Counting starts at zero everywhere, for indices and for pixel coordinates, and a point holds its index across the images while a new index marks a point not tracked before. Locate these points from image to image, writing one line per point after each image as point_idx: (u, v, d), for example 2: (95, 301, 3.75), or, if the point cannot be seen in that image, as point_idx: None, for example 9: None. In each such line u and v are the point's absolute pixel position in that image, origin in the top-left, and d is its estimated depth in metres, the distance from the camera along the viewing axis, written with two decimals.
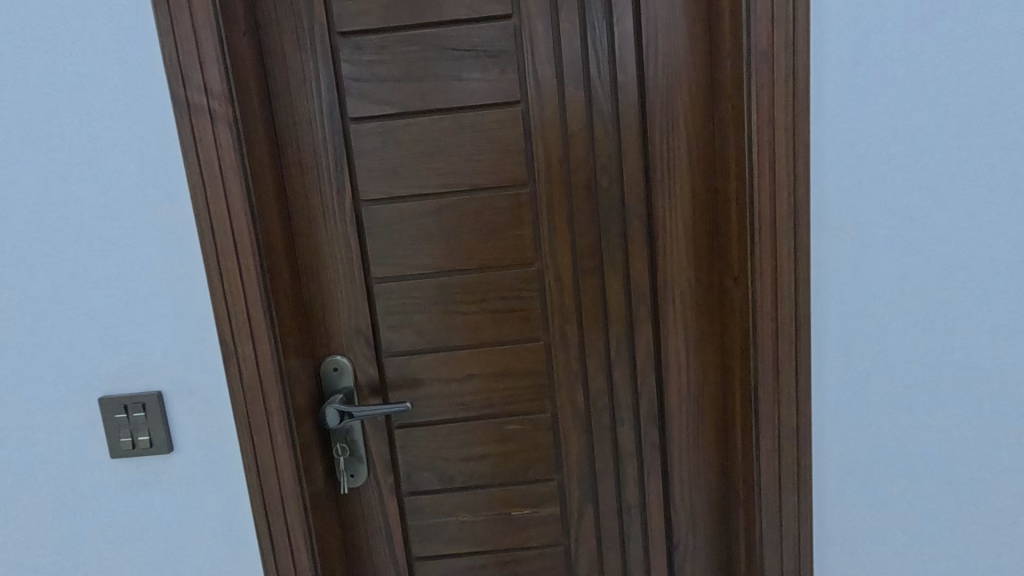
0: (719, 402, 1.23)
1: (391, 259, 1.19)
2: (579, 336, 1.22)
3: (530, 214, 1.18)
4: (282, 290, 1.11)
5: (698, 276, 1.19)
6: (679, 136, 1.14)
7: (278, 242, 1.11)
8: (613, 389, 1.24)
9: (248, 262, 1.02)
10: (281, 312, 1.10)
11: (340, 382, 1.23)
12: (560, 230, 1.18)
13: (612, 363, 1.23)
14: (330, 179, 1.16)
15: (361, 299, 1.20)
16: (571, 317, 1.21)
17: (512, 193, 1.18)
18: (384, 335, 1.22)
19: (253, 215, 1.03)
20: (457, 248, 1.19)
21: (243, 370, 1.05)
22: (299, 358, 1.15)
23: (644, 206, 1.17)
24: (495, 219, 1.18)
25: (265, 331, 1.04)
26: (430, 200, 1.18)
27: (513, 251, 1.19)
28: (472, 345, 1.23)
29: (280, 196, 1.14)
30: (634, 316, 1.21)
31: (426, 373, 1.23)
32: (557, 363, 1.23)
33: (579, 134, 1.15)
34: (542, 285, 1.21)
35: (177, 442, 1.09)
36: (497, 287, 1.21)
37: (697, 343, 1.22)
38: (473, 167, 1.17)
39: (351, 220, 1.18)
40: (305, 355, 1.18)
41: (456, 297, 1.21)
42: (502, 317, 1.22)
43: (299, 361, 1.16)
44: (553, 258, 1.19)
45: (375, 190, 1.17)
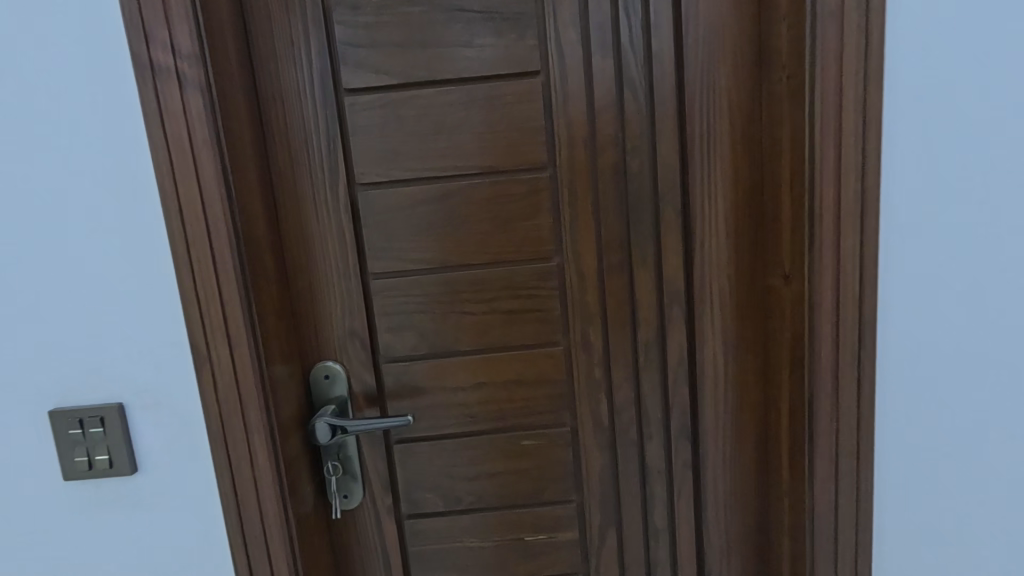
0: (759, 416, 1.10)
1: (391, 252, 1.05)
2: (604, 341, 1.08)
3: (549, 202, 1.04)
4: (266, 287, 0.96)
5: (740, 274, 1.05)
6: (721, 114, 1.00)
7: (261, 232, 0.96)
8: (640, 400, 1.10)
9: (224, 254, 0.87)
10: (265, 312, 0.95)
11: (333, 391, 1.08)
12: (584, 220, 1.04)
13: (640, 372, 1.09)
14: (322, 159, 1.01)
15: (356, 297, 1.06)
16: (595, 319, 1.07)
17: (529, 177, 1.03)
18: (383, 338, 1.07)
19: (231, 198, 0.88)
20: (465, 240, 1.05)
21: (218, 380, 0.90)
22: (286, 365, 1.01)
23: (680, 193, 1.03)
24: (509, 207, 1.04)
25: (244, 334, 0.90)
26: (435, 184, 1.03)
27: (530, 244, 1.05)
28: (481, 350, 1.08)
29: (264, 179, 0.99)
30: (666, 319, 1.07)
31: (429, 382, 1.09)
32: (578, 371, 1.09)
33: (607, 110, 1.01)
34: (563, 282, 1.06)
35: (142, 462, 0.94)
36: (511, 284, 1.06)
37: (737, 349, 1.08)
38: (485, 147, 1.02)
39: (345, 207, 1.03)
40: (293, 361, 1.04)
41: (464, 296, 1.06)
42: (517, 318, 1.07)
43: (285, 368, 1.01)
44: (576, 253, 1.05)
45: (373, 173, 1.03)
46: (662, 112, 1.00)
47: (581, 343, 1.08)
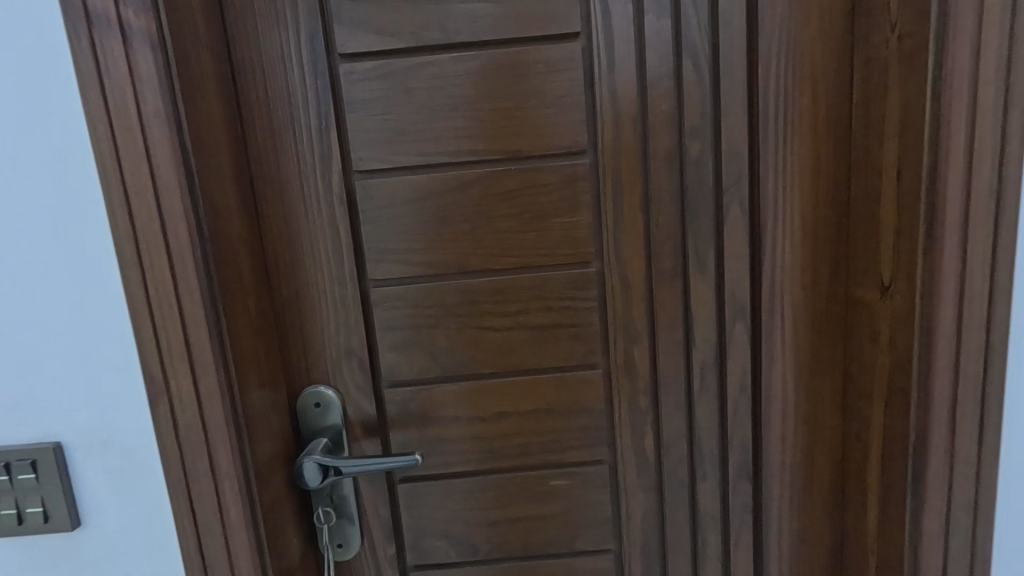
0: (834, 453, 0.92)
1: (396, 254, 0.86)
2: (651, 362, 0.90)
3: (590, 195, 0.85)
4: (242, 298, 0.78)
5: (817, 284, 0.87)
6: (802, 89, 0.81)
7: (236, 230, 0.78)
8: (692, 433, 0.92)
9: (185, 258, 0.69)
10: (240, 330, 0.77)
11: (326, 421, 0.90)
12: (630, 217, 0.86)
13: (693, 399, 0.91)
14: (311, 142, 0.83)
15: (353, 310, 0.87)
16: (641, 337, 0.89)
17: (565, 165, 0.84)
18: (385, 359, 0.89)
19: (194, 187, 0.69)
20: (485, 241, 0.86)
21: (179, 416, 0.72)
22: (267, 392, 0.83)
23: (748, 186, 0.84)
24: (540, 201, 0.85)
25: (212, 360, 0.71)
26: (450, 173, 0.85)
27: (565, 247, 0.86)
28: (504, 373, 0.90)
29: (239, 165, 0.80)
30: (726, 337, 0.89)
31: (441, 410, 0.91)
32: (619, 399, 0.91)
33: (662, 83, 0.82)
34: (603, 292, 0.88)
35: (88, 514, 0.76)
36: (541, 295, 0.88)
37: (812, 373, 0.90)
38: (512, 128, 0.84)
39: (340, 200, 0.84)
40: (276, 387, 0.85)
41: (483, 309, 0.88)
42: (547, 335, 0.89)
43: (266, 397, 0.83)
44: (620, 257, 0.86)
45: (374, 159, 0.84)
46: (729, 85, 0.81)
47: (624, 365, 0.90)
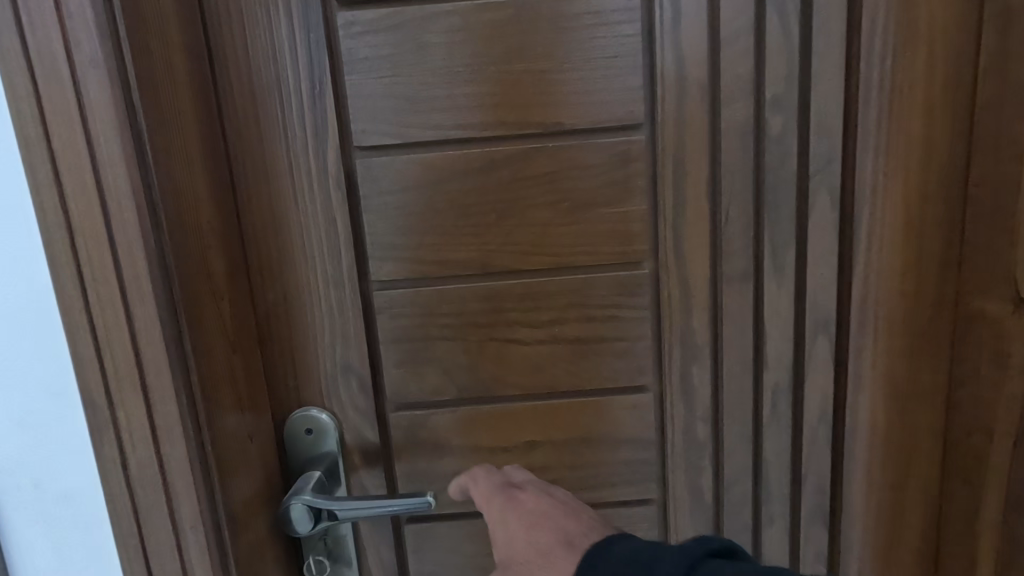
0: (929, 494, 0.77)
1: (405, 250, 0.71)
2: (712, 384, 0.75)
3: (644, 180, 0.69)
4: (216, 304, 0.62)
5: (920, 292, 0.71)
6: (914, 47, 0.65)
7: (208, 220, 0.62)
8: (758, 469, 0.77)
9: (134, 253, 0.53)
10: (214, 345, 0.61)
11: (319, 452, 0.75)
12: (693, 209, 0.70)
13: (761, 429, 0.76)
14: (301, 110, 0.67)
15: (352, 317, 0.72)
16: (701, 353, 0.74)
17: (615, 143, 0.69)
18: (391, 377, 0.74)
19: (147, 162, 0.53)
20: (515, 235, 0.70)
21: (129, 454, 0.56)
22: (249, 419, 0.67)
23: (841, 171, 0.68)
24: (584, 187, 0.69)
25: (171, 385, 0.56)
26: (473, 151, 0.69)
27: (612, 244, 0.71)
28: (534, 395, 0.75)
29: (212, 138, 0.64)
30: (803, 355, 0.73)
31: (459, 439, 0.75)
32: (672, 427, 0.76)
33: (740, 40, 0.66)
34: (657, 300, 0.72)
35: (21, 571, 0.61)
36: (582, 302, 0.72)
37: (908, 400, 0.74)
38: (550, 95, 0.68)
39: (337, 182, 0.69)
40: (260, 411, 0.70)
41: (511, 318, 0.72)
42: (589, 351, 0.73)
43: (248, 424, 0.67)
44: (679, 257, 0.71)
45: (380, 133, 0.68)
46: (822, 43, 0.65)
47: (679, 386, 0.74)
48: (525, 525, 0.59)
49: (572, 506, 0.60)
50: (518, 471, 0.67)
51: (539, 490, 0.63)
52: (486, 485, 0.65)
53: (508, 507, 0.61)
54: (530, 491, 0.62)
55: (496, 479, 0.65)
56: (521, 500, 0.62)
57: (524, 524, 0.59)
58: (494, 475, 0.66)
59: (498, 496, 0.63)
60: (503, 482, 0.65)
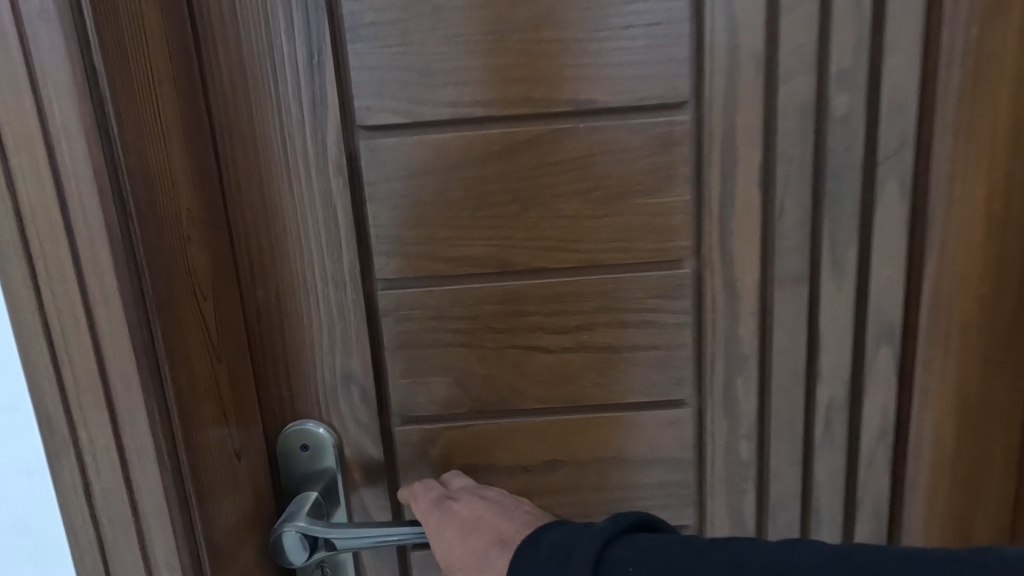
0: (998, 522, 0.68)
1: (414, 244, 0.63)
2: (757, 399, 0.66)
3: (688, 167, 0.61)
4: (198, 306, 0.54)
5: (998, 297, 0.62)
6: (1003, 16, 0.56)
7: (189, 208, 0.54)
8: (807, 494, 0.69)
9: (95, 246, 0.44)
10: (195, 353, 0.53)
11: (315, 470, 0.67)
12: (742, 200, 0.61)
13: (812, 449, 0.67)
14: (296, 84, 0.58)
15: (354, 319, 0.63)
16: (746, 363, 0.65)
17: (655, 124, 0.60)
18: (397, 387, 0.66)
19: (113, 137, 0.44)
20: (539, 229, 0.62)
21: (93, 481, 0.48)
22: (237, 435, 0.59)
23: (913, 158, 0.60)
24: (618, 174, 0.61)
25: (141, 401, 0.47)
26: (493, 133, 0.61)
27: (649, 241, 0.62)
28: (558, 409, 0.66)
29: (194, 114, 0.56)
30: (863, 367, 0.65)
31: (472, 456, 0.67)
32: (711, 446, 0.67)
33: (802, 5, 0.57)
34: (698, 303, 0.64)
35: None
36: (613, 305, 0.64)
37: (979, 418, 0.66)
38: (580, 69, 0.59)
39: (337, 167, 0.60)
40: (249, 426, 0.62)
41: (533, 323, 0.64)
42: (620, 360, 0.65)
43: (236, 440, 0.59)
44: (725, 255, 0.63)
45: (386, 111, 0.60)
46: (898, 9, 0.56)
47: (721, 401, 0.66)
48: (464, 535, 0.58)
49: (509, 504, 0.60)
50: (456, 478, 0.64)
51: (474, 496, 0.61)
52: (424, 499, 0.62)
53: (446, 520, 0.59)
54: (462, 497, 0.61)
55: (434, 493, 0.62)
56: (457, 510, 0.60)
57: (461, 532, 0.58)
58: (432, 489, 0.63)
59: (435, 509, 0.60)
60: (440, 493, 0.62)
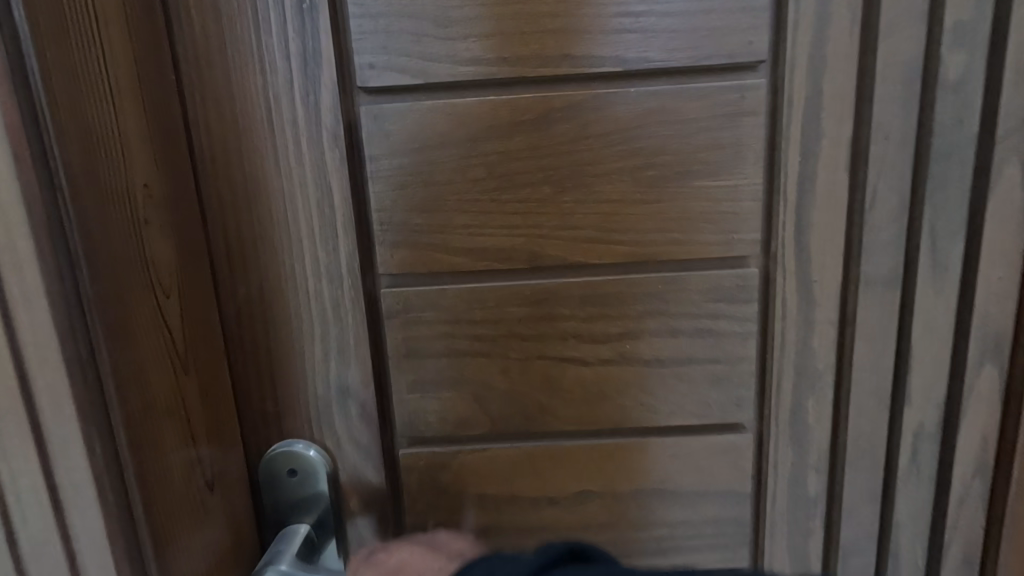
0: None
1: (425, 233, 0.52)
2: (832, 423, 0.56)
3: (762, 143, 0.50)
4: (158, 305, 0.43)
5: None
6: None
7: (146, 183, 0.43)
8: (885, 535, 0.58)
9: (10, 229, 0.34)
10: (152, 365, 0.42)
11: (305, 498, 0.56)
12: (824, 185, 0.50)
13: (895, 483, 0.57)
14: (283, 33, 0.48)
15: (353, 322, 0.53)
16: (821, 380, 0.54)
17: (724, 89, 0.49)
18: (403, 403, 0.55)
19: (33, 83, 0.34)
20: (576, 217, 0.51)
21: (18, 527, 0.38)
22: (209, 461, 0.49)
23: None
24: (676, 151, 0.50)
25: (77, 430, 0.37)
26: (523, 98, 0.50)
27: (710, 233, 0.51)
28: (593, 431, 0.56)
29: (156, 67, 0.45)
30: (961, 388, 0.54)
31: (490, 483, 0.57)
32: (774, 478, 0.57)
33: None
34: (766, 309, 0.53)
35: None
36: (663, 310, 0.53)
37: None
38: (634, 19, 0.48)
39: (333, 137, 0.49)
40: (225, 448, 0.52)
41: (567, 330, 0.54)
42: (670, 376, 0.54)
43: (210, 467, 0.49)
44: (802, 251, 0.52)
45: (394, 70, 0.49)
46: None
47: (788, 425, 0.55)
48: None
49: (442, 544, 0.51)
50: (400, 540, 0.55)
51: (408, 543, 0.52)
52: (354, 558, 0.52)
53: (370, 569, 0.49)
54: (395, 545, 0.51)
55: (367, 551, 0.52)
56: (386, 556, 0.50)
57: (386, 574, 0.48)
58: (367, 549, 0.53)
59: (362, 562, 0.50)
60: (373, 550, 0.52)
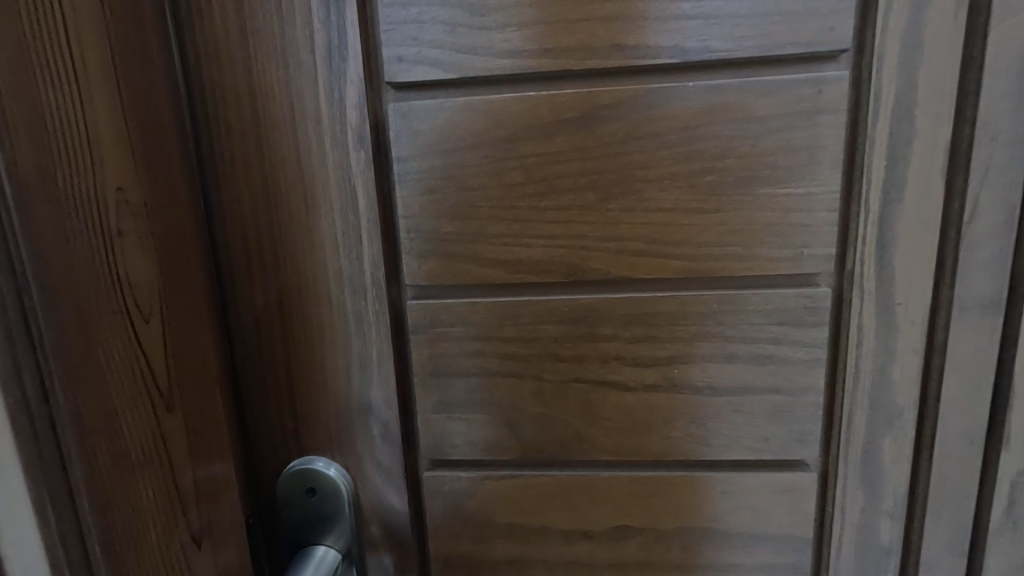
0: None
1: (455, 243, 0.48)
2: (912, 467, 0.49)
3: (842, 145, 0.43)
4: (132, 331, 0.35)
5: None
6: None
7: (121, 186, 0.36)
8: None
9: None
10: (127, 407, 0.34)
11: (324, 521, 0.53)
12: (914, 194, 0.44)
13: (985, 537, 0.49)
14: (306, 26, 0.44)
15: (376, 336, 0.49)
16: (901, 418, 0.48)
17: (799, 84, 0.43)
18: (428, 424, 0.52)
19: None
20: (622, 227, 0.46)
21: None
22: (200, 522, 0.41)
23: None
24: (740, 155, 0.44)
25: (23, 495, 0.29)
26: (567, 95, 0.45)
27: (777, 247, 0.45)
28: (634, 463, 0.51)
29: (139, 58, 0.39)
30: None
31: (520, 512, 0.53)
32: (840, 524, 0.50)
33: None
34: (839, 335, 0.47)
35: None
36: (719, 333, 0.47)
37: None
38: (694, 4, 0.42)
39: (359, 136, 0.46)
40: (220, 503, 0.44)
41: (608, 351, 0.49)
42: (723, 405, 0.49)
43: (201, 520, 0.41)
44: (885, 270, 0.45)
45: (425, 63, 0.45)
46: None
47: (859, 467, 0.49)
48: None
49: None
50: None
51: None
52: None
53: None
54: None
55: None
56: None
57: None
58: None
59: None
60: None
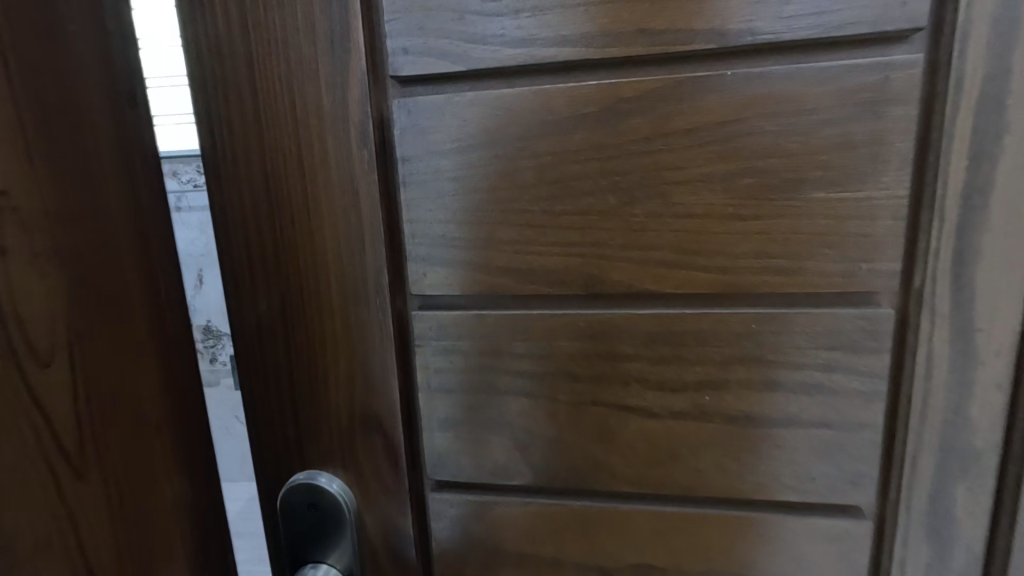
0: None
1: (461, 250, 0.44)
2: (991, 522, 0.41)
3: (913, 141, 0.37)
4: (43, 399, 0.37)
5: None
6: None
7: (25, 251, 0.36)
8: None
9: None
10: (23, 473, 0.36)
11: (325, 539, 0.50)
12: (1000, 201, 0.37)
13: None
14: (307, 18, 0.41)
15: (379, 347, 0.46)
16: (977, 464, 0.40)
17: (861, 70, 0.36)
18: (433, 442, 0.48)
19: None
20: (646, 234, 0.41)
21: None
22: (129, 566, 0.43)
23: None
24: (786, 153, 0.38)
25: None
26: (586, 88, 0.40)
27: (829, 260, 0.39)
28: (658, 496, 0.46)
29: (78, 122, 0.40)
30: None
31: (531, 541, 0.49)
32: None
33: None
34: (903, 364, 0.40)
35: None
36: (757, 357, 0.41)
37: None
38: None
39: (362, 135, 0.43)
40: (165, 541, 0.46)
41: (630, 373, 0.44)
42: (761, 438, 0.43)
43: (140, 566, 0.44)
44: (961, 289, 0.38)
45: (431, 55, 0.41)
46: None
47: (924, 517, 0.42)
48: None
49: None
50: None
51: None
52: None
53: None
54: None
55: None
56: None
57: None
58: None
59: None
60: None
